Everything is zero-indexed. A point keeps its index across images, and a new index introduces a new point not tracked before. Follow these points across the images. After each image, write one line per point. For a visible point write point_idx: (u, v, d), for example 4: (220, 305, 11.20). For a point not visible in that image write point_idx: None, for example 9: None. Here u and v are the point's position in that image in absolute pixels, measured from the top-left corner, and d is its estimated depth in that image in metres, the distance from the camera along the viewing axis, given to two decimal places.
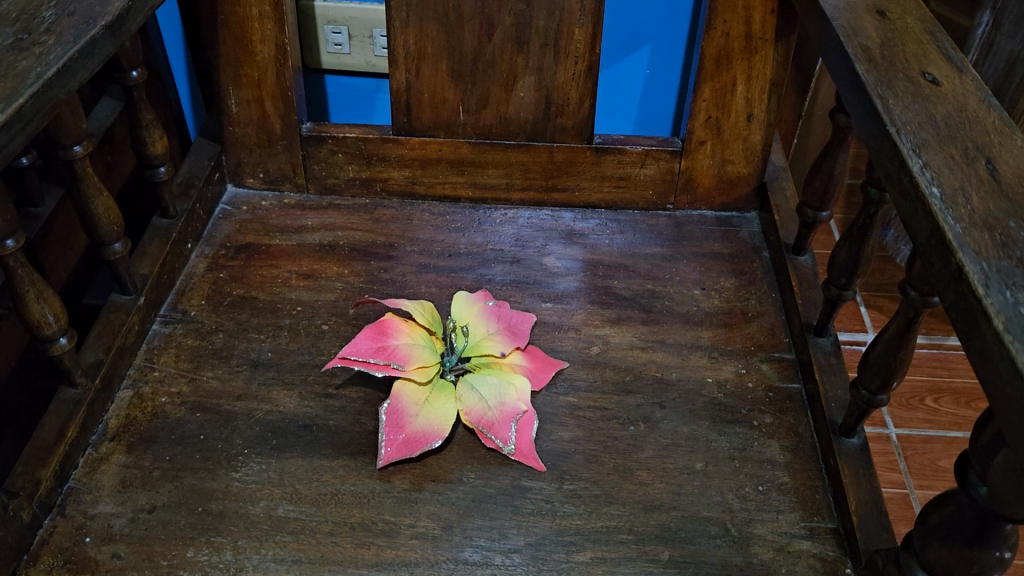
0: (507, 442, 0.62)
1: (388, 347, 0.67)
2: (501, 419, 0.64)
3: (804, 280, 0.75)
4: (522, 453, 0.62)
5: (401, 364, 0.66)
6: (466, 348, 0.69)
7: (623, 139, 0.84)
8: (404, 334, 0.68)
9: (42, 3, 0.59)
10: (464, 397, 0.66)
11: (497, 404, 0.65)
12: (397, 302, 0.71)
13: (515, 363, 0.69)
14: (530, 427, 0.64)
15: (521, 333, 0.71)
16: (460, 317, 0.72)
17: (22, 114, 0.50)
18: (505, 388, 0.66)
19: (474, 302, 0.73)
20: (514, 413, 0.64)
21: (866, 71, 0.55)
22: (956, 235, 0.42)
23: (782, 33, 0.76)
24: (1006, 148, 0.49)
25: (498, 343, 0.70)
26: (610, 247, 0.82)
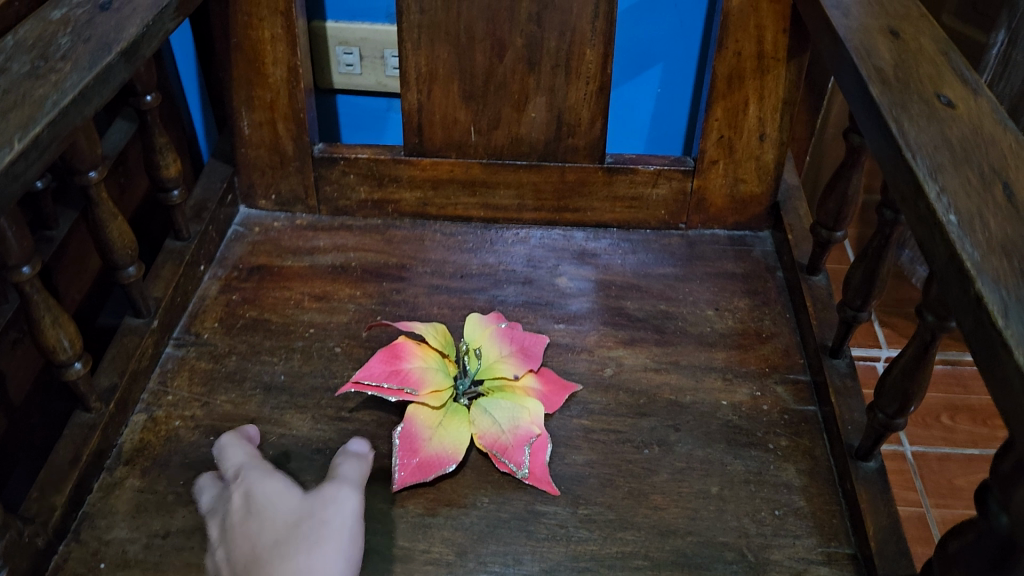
0: (521, 468, 0.62)
1: (401, 373, 0.67)
2: (513, 444, 0.64)
3: (819, 301, 0.75)
4: (535, 478, 0.62)
5: (414, 389, 0.66)
6: (480, 371, 0.69)
7: (635, 158, 0.84)
8: (416, 359, 0.68)
9: (58, 30, 0.60)
10: (477, 421, 0.66)
11: (510, 428, 0.65)
12: (409, 325, 0.71)
13: (528, 386, 0.69)
14: (544, 450, 0.64)
15: (533, 356, 0.71)
16: (472, 339, 0.71)
17: (39, 142, 0.50)
18: (518, 413, 0.66)
19: (485, 324, 0.73)
20: (526, 436, 0.64)
21: (880, 93, 0.54)
22: (974, 262, 0.42)
23: (794, 52, 0.75)
24: (1023, 171, 0.48)
25: (511, 366, 0.70)
26: (623, 267, 0.82)
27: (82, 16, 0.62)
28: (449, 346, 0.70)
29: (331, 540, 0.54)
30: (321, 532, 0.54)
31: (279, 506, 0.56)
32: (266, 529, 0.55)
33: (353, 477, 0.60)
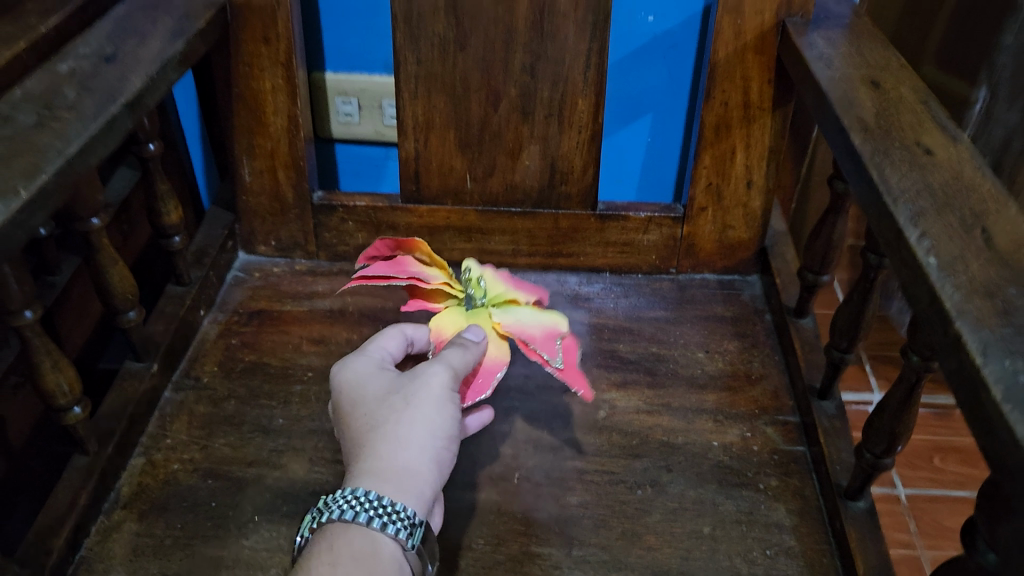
0: (557, 355, 0.65)
1: (407, 267, 0.69)
2: (546, 335, 0.66)
3: (807, 344, 0.76)
4: (568, 372, 0.65)
5: (426, 278, 0.68)
6: (486, 293, 0.69)
7: (627, 205, 0.86)
8: (422, 262, 0.70)
9: (63, 80, 0.60)
10: (495, 316, 0.67)
11: (539, 323, 0.67)
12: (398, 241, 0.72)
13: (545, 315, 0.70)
14: (574, 347, 0.68)
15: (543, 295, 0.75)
16: (475, 271, 0.73)
17: (45, 191, 0.51)
18: (546, 318, 0.68)
19: (486, 271, 0.74)
20: (559, 330, 0.67)
21: (863, 141, 0.56)
22: (955, 304, 0.42)
23: (780, 102, 0.77)
24: (1003, 216, 0.49)
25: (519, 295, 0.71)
26: (615, 310, 0.83)
27: (87, 67, 0.63)
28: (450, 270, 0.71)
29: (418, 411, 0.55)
30: (408, 398, 0.56)
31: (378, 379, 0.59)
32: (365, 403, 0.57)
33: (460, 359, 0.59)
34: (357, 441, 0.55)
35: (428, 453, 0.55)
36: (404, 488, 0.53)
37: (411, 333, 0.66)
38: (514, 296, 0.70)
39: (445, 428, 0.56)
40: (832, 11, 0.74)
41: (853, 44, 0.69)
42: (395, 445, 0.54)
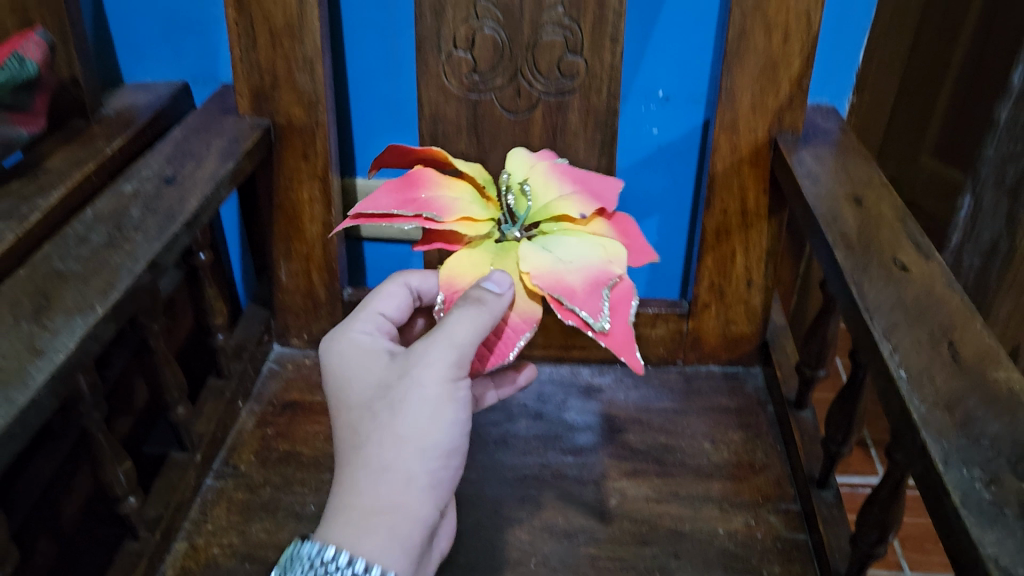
0: (601, 315, 0.54)
1: (419, 197, 0.58)
2: (585, 288, 0.55)
3: (806, 434, 0.81)
4: (614, 337, 0.54)
5: (437, 217, 0.57)
6: (531, 208, 0.61)
7: (636, 301, 0.92)
8: (441, 189, 0.60)
9: (130, 202, 0.68)
10: (528, 256, 0.57)
11: (581, 266, 0.56)
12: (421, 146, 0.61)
13: (604, 232, 0.61)
14: (627, 303, 0.57)
15: (604, 197, 0.62)
16: (518, 172, 0.64)
17: (118, 305, 0.58)
18: (593, 256, 0.57)
19: (535, 160, 0.66)
20: (606, 278, 0.56)
21: (844, 257, 0.63)
22: (921, 415, 0.49)
23: (775, 209, 0.83)
24: (969, 331, 0.55)
25: (569, 198, 0.61)
26: (626, 401, 0.88)
27: (150, 189, 0.71)
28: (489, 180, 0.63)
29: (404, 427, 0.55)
30: (394, 408, 0.55)
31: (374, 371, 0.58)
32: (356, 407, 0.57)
33: (460, 340, 0.54)
34: (347, 457, 0.56)
35: (417, 473, 0.55)
36: (388, 528, 0.53)
37: (417, 285, 0.67)
38: (565, 209, 0.60)
39: (437, 438, 0.56)
40: (820, 128, 0.82)
41: (839, 160, 0.76)
42: (382, 468, 0.54)
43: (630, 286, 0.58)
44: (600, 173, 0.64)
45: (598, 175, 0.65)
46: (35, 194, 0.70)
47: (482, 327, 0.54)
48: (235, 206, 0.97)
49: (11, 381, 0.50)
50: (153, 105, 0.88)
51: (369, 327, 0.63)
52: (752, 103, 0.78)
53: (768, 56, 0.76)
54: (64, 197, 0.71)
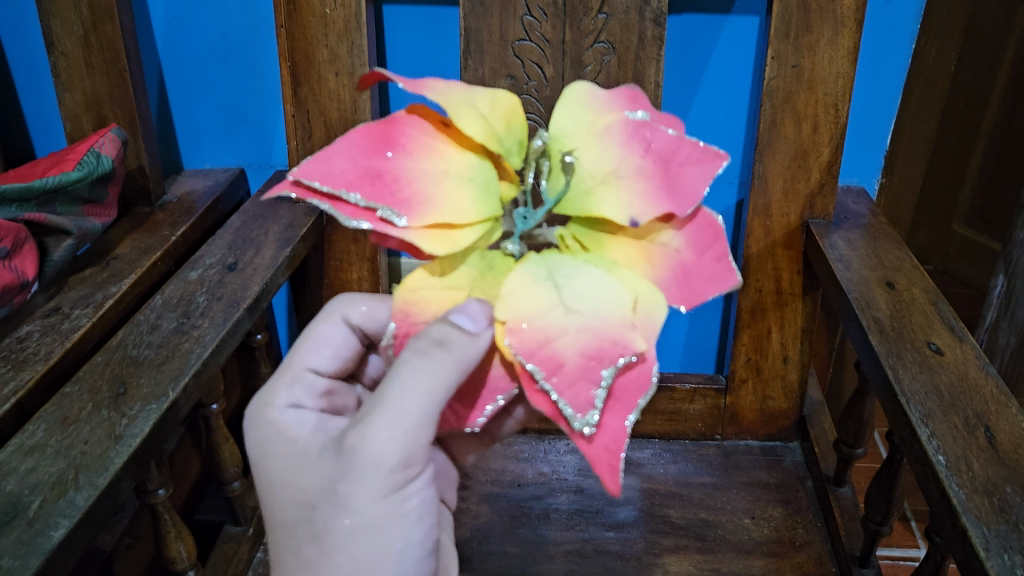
0: (585, 416, 0.38)
1: (391, 174, 0.39)
2: (572, 372, 0.38)
3: (847, 512, 0.82)
4: (602, 441, 0.38)
5: (403, 217, 0.38)
6: (567, 190, 0.41)
7: (674, 376, 0.94)
8: (426, 164, 0.40)
9: (197, 289, 0.73)
10: (520, 293, 0.40)
11: (583, 328, 0.39)
12: (425, 84, 0.40)
13: (666, 246, 0.41)
14: (638, 392, 0.39)
15: (683, 184, 0.40)
16: (565, 130, 0.42)
17: (187, 390, 0.61)
18: (611, 311, 0.39)
19: (605, 108, 0.43)
20: (615, 355, 0.38)
21: (879, 341, 0.65)
22: (960, 501, 0.50)
23: (809, 288, 0.86)
24: (1004, 415, 0.57)
25: (624, 190, 0.40)
26: (666, 476, 0.90)
27: (214, 276, 0.75)
28: (516, 141, 0.41)
29: (350, 531, 0.49)
30: (324, 536, 0.49)
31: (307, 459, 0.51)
32: (289, 514, 0.51)
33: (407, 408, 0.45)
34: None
35: None
36: None
37: (355, 322, 0.59)
38: (611, 210, 0.40)
39: (392, 532, 0.50)
40: (851, 211, 0.85)
41: (869, 245, 0.78)
42: None
43: (653, 360, 0.39)
44: (696, 140, 0.40)
45: (694, 142, 0.40)
46: (108, 281, 0.75)
47: (446, 370, 0.42)
48: (286, 293, 1.03)
49: (94, 466, 0.53)
50: (212, 191, 0.93)
51: (301, 390, 0.56)
52: (784, 189, 0.81)
53: (799, 145, 0.79)
54: (134, 283, 0.75)
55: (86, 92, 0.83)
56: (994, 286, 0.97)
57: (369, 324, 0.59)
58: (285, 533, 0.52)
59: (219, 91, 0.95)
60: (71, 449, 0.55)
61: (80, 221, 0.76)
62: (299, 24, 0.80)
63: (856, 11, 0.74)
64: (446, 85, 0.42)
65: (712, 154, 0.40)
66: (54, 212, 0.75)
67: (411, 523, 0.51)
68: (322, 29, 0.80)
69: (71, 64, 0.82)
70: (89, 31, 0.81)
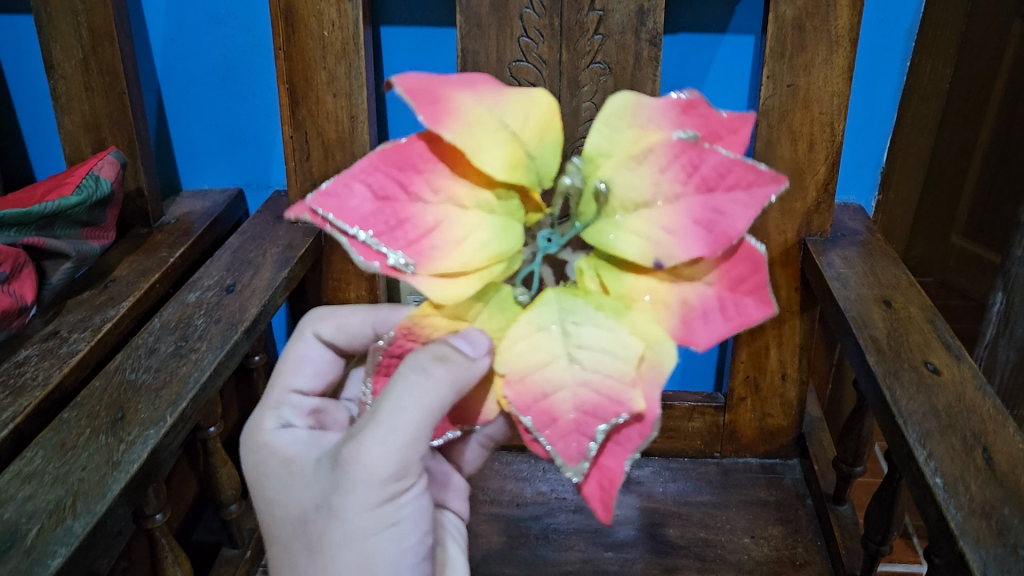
0: (575, 467, 0.42)
1: (408, 215, 0.41)
2: (565, 427, 0.41)
3: (847, 530, 0.82)
4: (590, 484, 0.43)
5: (414, 267, 0.40)
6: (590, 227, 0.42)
7: (672, 394, 0.95)
8: (443, 202, 0.41)
9: (195, 311, 0.73)
10: (528, 339, 0.42)
11: (581, 383, 0.41)
12: (451, 113, 0.40)
13: (694, 286, 0.42)
14: (635, 444, 0.42)
15: (724, 213, 0.39)
16: (605, 152, 0.42)
17: (185, 414, 0.61)
18: (613, 368, 0.41)
19: (650, 123, 0.42)
20: (608, 414, 0.41)
21: (876, 361, 0.65)
22: (958, 523, 0.50)
23: (806, 306, 0.86)
24: (1001, 436, 0.57)
25: (656, 222, 0.40)
26: (665, 494, 0.90)
27: (212, 298, 0.75)
28: (547, 168, 0.42)
29: (345, 544, 0.50)
30: (323, 546, 0.50)
31: (299, 477, 0.51)
32: (287, 528, 0.52)
33: (399, 422, 0.46)
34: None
35: None
36: None
37: (327, 336, 0.61)
38: (636, 251, 0.41)
39: (389, 541, 0.50)
40: (847, 228, 0.85)
41: (867, 262, 0.78)
42: None
43: (656, 417, 0.41)
44: (748, 163, 0.39)
45: (746, 165, 0.39)
46: (106, 304, 0.75)
47: (438, 390, 0.44)
48: (284, 314, 1.03)
49: (91, 493, 0.53)
50: (210, 213, 0.93)
51: (288, 410, 0.58)
52: (780, 207, 0.81)
53: (795, 163, 0.79)
54: (133, 306, 0.75)
55: (85, 115, 0.83)
56: (993, 303, 0.97)
57: (341, 338, 0.61)
58: (282, 549, 0.53)
59: (217, 111, 0.95)
60: (68, 475, 0.54)
61: (79, 244, 0.77)
62: (297, 46, 0.80)
63: (851, 31, 0.74)
64: (474, 96, 0.42)
65: (766, 178, 0.39)
66: (54, 236, 0.75)
67: (408, 530, 0.51)
68: (320, 51, 0.80)
69: (70, 87, 0.82)
70: (89, 55, 0.81)
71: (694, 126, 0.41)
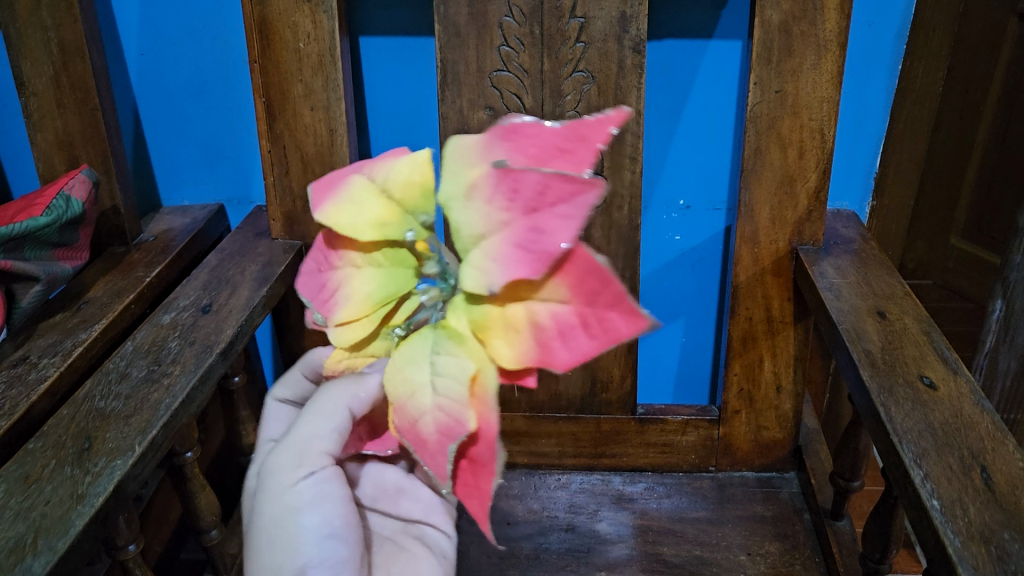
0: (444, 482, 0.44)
1: (327, 277, 0.49)
2: (429, 447, 0.43)
3: (845, 546, 0.79)
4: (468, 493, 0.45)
5: (323, 321, 0.49)
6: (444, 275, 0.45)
7: (664, 407, 0.92)
8: (346, 263, 0.49)
9: (169, 334, 0.71)
10: (401, 371, 0.45)
11: (437, 407, 0.43)
12: (340, 187, 0.47)
13: (545, 306, 0.43)
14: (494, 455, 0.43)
15: (546, 235, 0.40)
16: (452, 195, 0.43)
17: (155, 443, 0.59)
18: (456, 391, 0.43)
19: (474, 158, 0.43)
20: (456, 431, 0.42)
21: (870, 376, 0.63)
22: (955, 549, 0.48)
23: (800, 316, 0.84)
24: (999, 454, 0.55)
25: (489, 253, 0.42)
26: (659, 510, 0.88)
27: (187, 319, 0.73)
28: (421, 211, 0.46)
29: (262, 531, 0.53)
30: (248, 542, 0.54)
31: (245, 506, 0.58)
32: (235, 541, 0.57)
33: (299, 437, 0.53)
34: None
35: None
36: None
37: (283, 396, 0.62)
38: (474, 281, 0.43)
39: (300, 549, 0.52)
40: (841, 236, 0.83)
41: (860, 271, 0.76)
42: None
43: (493, 434, 0.43)
44: (563, 177, 0.40)
45: (558, 177, 0.40)
46: (79, 327, 0.73)
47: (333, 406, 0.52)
48: (269, 330, 1.02)
49: (53, 530, 0.51)
50: (190, 229, 0.91)
51: None
52: (771, 216, 0.79)
53: (785, 170, 0.77)
54: (106, 329, 0.74)
55: (57, 132, 0.81)
56: (992, 309, 0.95)
57: (290, 394, 0.62)
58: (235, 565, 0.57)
59: (194, 125, 0.93)
60: (30, 510, 0.52)
61: (50, 266, 0.75)
62: (272, 58, 0.78)
63: (839, 35, 0.72)
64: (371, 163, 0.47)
65: (580, 185, 0.40)
66: (23, 258, 0.72)
67: (321, 536, 0.52)
68: (296, 64, 0.78)
69: (41, 104, 0.80)
70: (60, 71, 0.79)
71: (528, 151, 0.42)
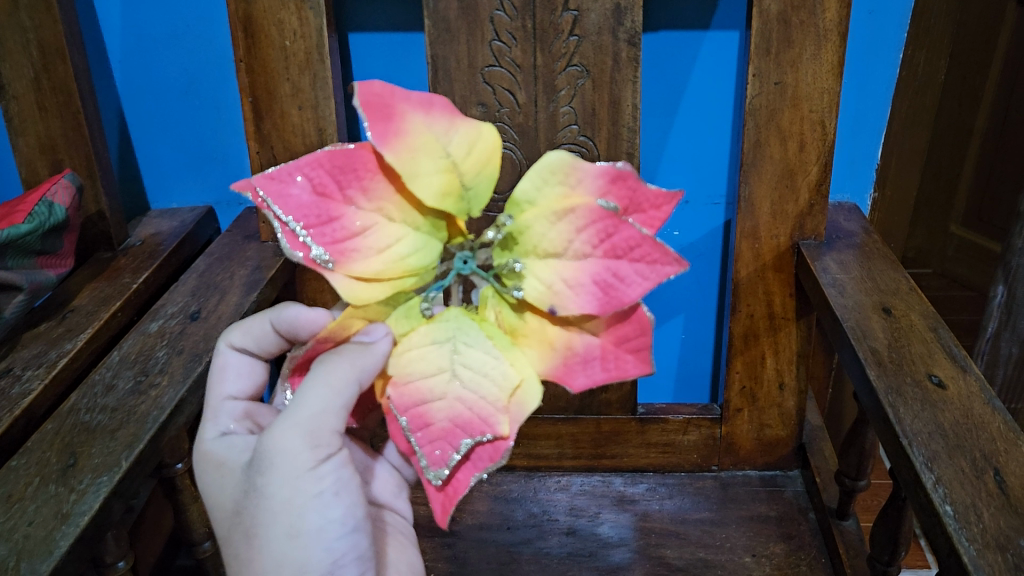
0: (435, 471, 0.43)
1: (339, 215, 0.41)
2: (434, 433, 0.43)
3: (852, 546, 0.78)
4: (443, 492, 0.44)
5: (333, 265, 0.40)
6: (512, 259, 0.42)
7: (665, 407, 0.91)
8: (375, 209, 0.41)
9: (157, 342, 0.69)
10: (417, 347, 0.43)
11: (458, 398, 0.42)
12: (400, 131, 0.40)
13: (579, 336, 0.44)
14: (487, 462, 0.43)
15: (619, 288, 0.41)
16: (532, 200, 0.42)
17: (142, 457, 0.58)
18: (489, 391, 0.42)
19: (578, 185, 0.41)
20: (475, 430, 0.42)
21: (877, 376, 0.61)
22: (970, 557, 0.47)
23: (802, 312, 0.82)
24: (1013, 455, 0.53)
25: (561, 273, 0.41)
26: (661, 512, 0.86)
27: (175, 327, 0.71)
28: (478, 201, 0.42)
29: (276, 515, 0.48)
30: (252, 518, 0.49)
31: (229, 482, 0.52)
32: (229, 513, 0.51)
33: (306, 414, 0.47)
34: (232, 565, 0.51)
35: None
36: None
37: (240, 344, 0.59)
38: (535, 294, 0.42)
39: (319, 538, 0.49)
40: (842, 230, 0.81)
41: (863, 266, 0.74)
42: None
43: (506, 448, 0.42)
44: (657, 242, 0.39)
45: (654, 242, 0.39)
46: (64, 338, 0.71)
47: (342, 380, 0.44)
48: None
49: (36, 552, 0.49)
50: (179, 232, 0.89)
51: (224, 418, 0.57)
52: (772, 211, 0.77)
53: (785, 163, 0.75)
54: (92, 338, 0.72)
55: (39, 136, 0.79)
56: (994, 295, 0.93)
57: (250, 344, 0.59)
58: (226, 538, 0.51)
59: (182, 127, 0.91)
60: (12, 532, 0.50)
61: (33, 274, 0.73)
62: (258, 56, 0.76)
63: (839, 24, 0.70)
64: (426, 116, 0.41)
65: (670, 259, 0.39)
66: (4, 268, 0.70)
67: (338, 522, 0.50)
68: (283, 62, 0.76)
69: (22, 107, 0.78)
70: (40, 73, 0.77)
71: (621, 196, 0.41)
